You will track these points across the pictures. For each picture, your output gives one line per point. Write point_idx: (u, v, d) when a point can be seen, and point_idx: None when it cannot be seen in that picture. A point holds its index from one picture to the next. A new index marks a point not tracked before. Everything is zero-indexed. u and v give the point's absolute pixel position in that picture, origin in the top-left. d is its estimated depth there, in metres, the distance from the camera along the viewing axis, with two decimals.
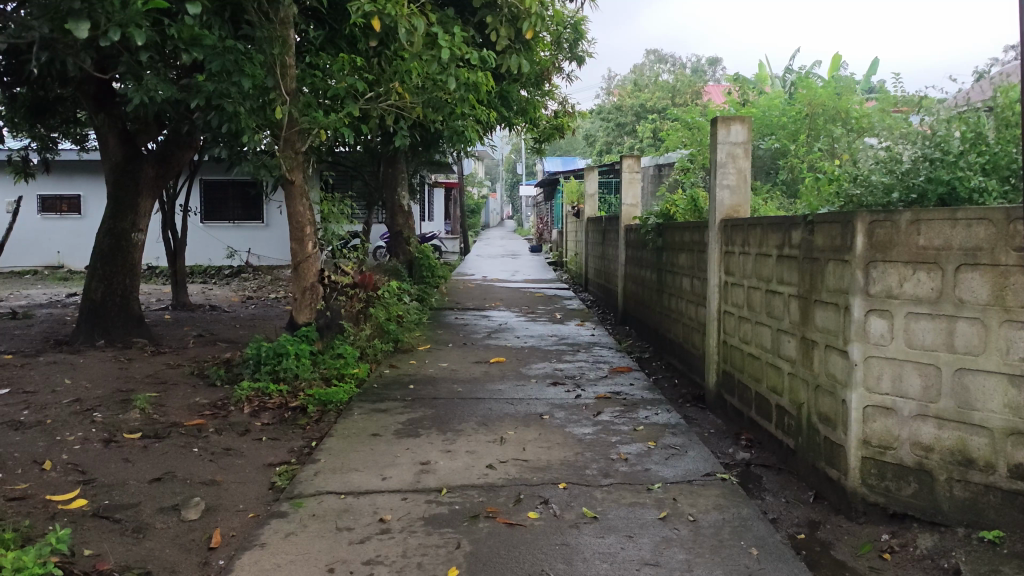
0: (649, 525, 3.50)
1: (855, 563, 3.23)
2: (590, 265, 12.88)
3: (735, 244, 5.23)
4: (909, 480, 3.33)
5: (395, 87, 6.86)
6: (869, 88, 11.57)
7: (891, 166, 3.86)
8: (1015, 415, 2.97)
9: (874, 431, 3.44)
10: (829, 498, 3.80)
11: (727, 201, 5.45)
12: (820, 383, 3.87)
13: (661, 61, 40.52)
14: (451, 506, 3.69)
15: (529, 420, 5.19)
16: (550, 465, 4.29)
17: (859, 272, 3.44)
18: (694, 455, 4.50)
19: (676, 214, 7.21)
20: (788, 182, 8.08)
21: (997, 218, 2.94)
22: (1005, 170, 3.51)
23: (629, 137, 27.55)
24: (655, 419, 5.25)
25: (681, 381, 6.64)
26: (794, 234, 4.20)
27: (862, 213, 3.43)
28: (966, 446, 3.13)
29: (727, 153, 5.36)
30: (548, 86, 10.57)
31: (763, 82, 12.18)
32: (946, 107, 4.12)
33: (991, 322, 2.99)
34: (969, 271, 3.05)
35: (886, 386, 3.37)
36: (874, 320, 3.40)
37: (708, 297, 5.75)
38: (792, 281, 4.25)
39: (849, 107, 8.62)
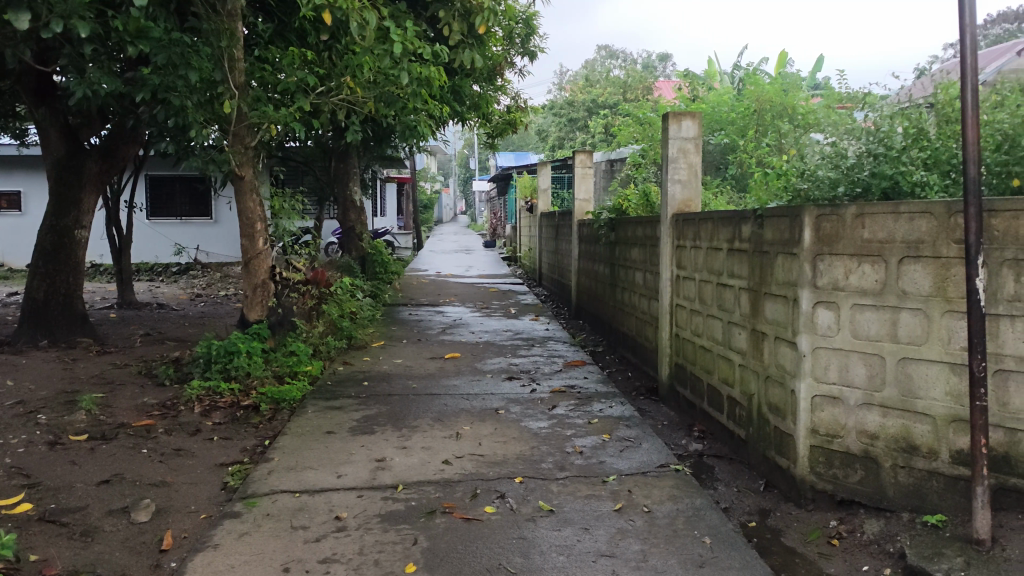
0: (604, 517, 3.54)
1: (805, 549, 3.31)
2: (544, 259, 12.94)
3: (686, 238, 5.30)
4: (855, 467, 3.42)
5: (346, 81, 6.75)
6: (815, 85, 11.87)
7: (837, 161, 3.94)
8: (956, 402, 3.06)
9: (821, 420, 3.52)
10: (778, 486, 3.89)
11: (678, 195, 5.51)
12: (770, 374, 3.95)
13: (611, 57, 40.93)
14: (407, 502, 3.69)
15: (485, 415, 5.19)
16: (506, 459, 4.31)
17: (807, 266, 3.52)
18: (648, 446, 4.56)
19: (628, 208, 7.29)
20: (738, 177, 8.19)
21: (938, 212, 3.03)
22: (945, 164, 3.60)
23: (581, 133, 27.70)
24: (609, 412, 5.30)
25: (634, 375, 6.71)
26: (744, 228, 4.28)
27: (809, 207, 3.50)
28: (909, 433, 3.22)
29: (678, 148, 5.43)
30: (501, 82, 10.58)
31: (712, 79, 12.36)
32: (889, 103, 4.22)
33: (934, 312, 3.08)
34: (912, 264, 3.13)
35: (834, 376, 3.45)
36: (821, 312, 3.48)
37: (660, 290, 5.82)
38: (742, 274, 4.33)
39: (796, 104, 8.82)
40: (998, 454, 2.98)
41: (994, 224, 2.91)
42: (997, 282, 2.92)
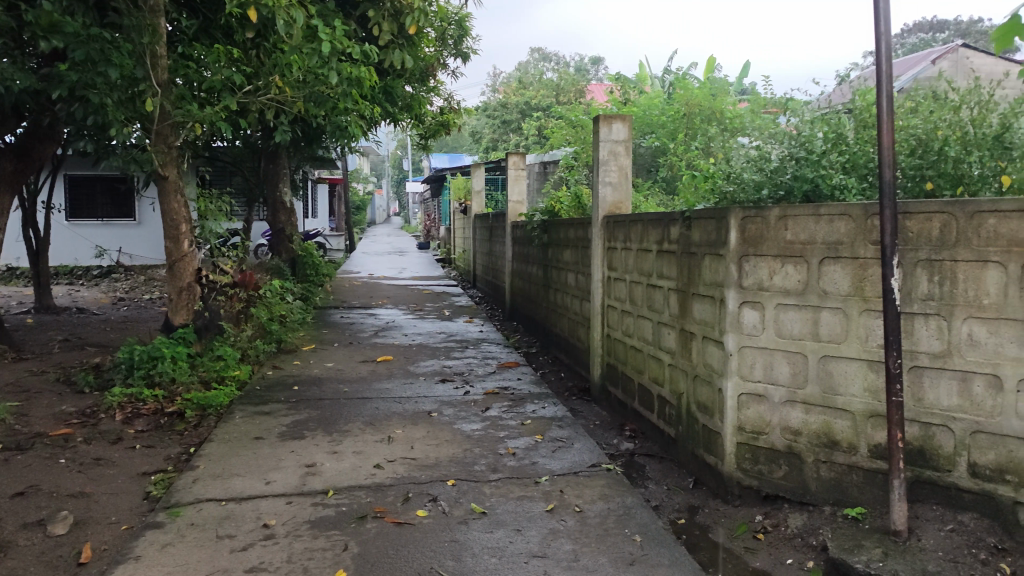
0: (536, 517, 3.55)
1: (731, 544, 3.38)
2: (478, 260, 12.93)
3: (617, 240, 5.36)
4: (779, 463, 3.51)
5: (273, 81, 6.63)
6: (742, 90, 12.13)
7: (761, 164, 4.02)
8: (874, 398, 3.16)
9: (748, 417, 3.61)
10: (706, 483, 3.96)
11: (609, 197, 5.59)
12: (698, 373, 4.02)
13: (544, 58, 41.22)
14: (337, 507, 3.63)
15: (417, 418, 5.16)
16: (439, 462, 4.28)
17: (733, 267, 3.60)
18: (580, 446, 4.59)
19: (560, 210, 7.35)
20: (668, 179, 8.28)
21: (856, 214, 3.13)
22: (863, 169, 3.72)
23: (515, 134, 27.77)
24: (542, 412, 5.33)
25: (567, 375, 6.76)
26: (672, 230, 4.35)
27: (735, 209, 3.58)
28: (830, 429, 3.31)
29: (608, 150, 5.49)
30: (433, 82, 10.51)
31: (643, 82, 12.53)
32: (811, 108, 4.33)
33: (852, 311, 3.18)
34: (832, 264, 3.23)
35: (759, 374, 3.54)
36: (747, 312, 3.56)
37: (592, 292, 5.87)
38: (670, 275, 4.40)
39: (723, 109, 9.22)
40: (914, 448, 3.09)
41: (909, 225, 3.02)
42: (911, 281, 3.03)
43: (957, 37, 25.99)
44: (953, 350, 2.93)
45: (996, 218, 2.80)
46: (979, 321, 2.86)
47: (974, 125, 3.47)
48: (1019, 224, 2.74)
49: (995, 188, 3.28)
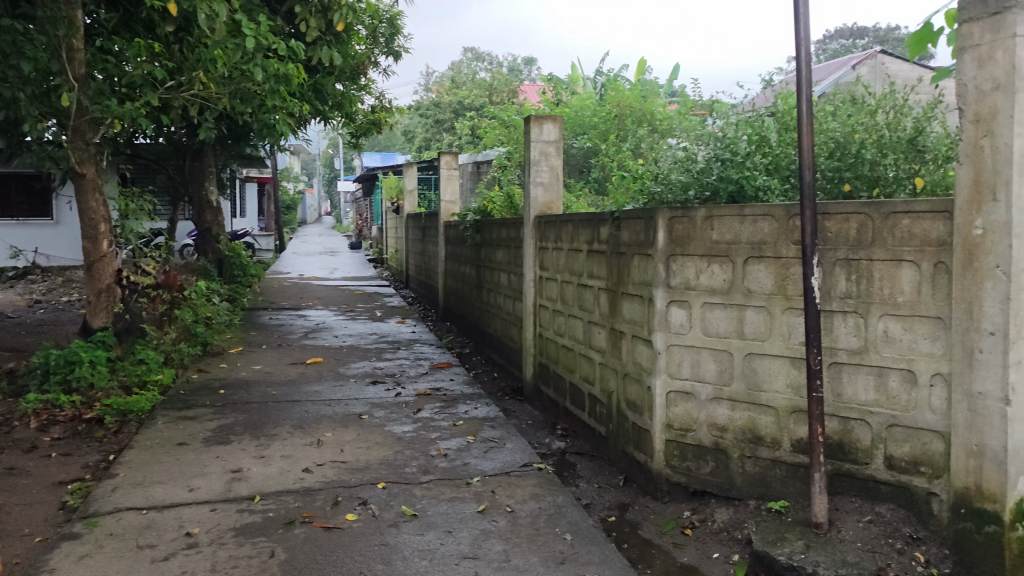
0: (467, 518, 3.54)
1: (660, 541, 3.42)
2: (411, 260, 12.83)
3: (548, 240, 5.38)
4: (706, 459, 3.57)
5: (198, 77, 6.47)
6: (673, 93, 12.33)
7: (688, 165, 4.08)
8: (795, 394, 3.24)
9: (676, 415, 3.66)
10: (636, 480, 4.01)
11: (541, 197, 5.61)
12: (628, 371, 4.06)
13: (477, 58, 41.24)
14: (264, 513, 3.55)
15: (347, 421, 5.09)
16: (369, 465, 4.23)
17: (661, 266, 3.65)
18: (512, 445, 4.60)
19: (492, 210, 7.36)
20: (599, 180, 8.34)
21: (779, 214, 3.21)
22: (785, 170, 3.78)
23: (448, 134, 27.67)
24: (474, 413, 5.32)
25: (500, 375, 6.77)
26: (602, 230, 4.38)
27: (662, 210, 3.63)
28: (755, 424, 3.38)
29: (540, 151, 5.51)
30: (364, 80, 10.37)
31: (575, 83, 12.62)
32: (737, 111, 4.42)
33: (775, 309, 3.26)
34: (756, 263, 3.30)
35: (686, 372, 3.60)
36: (674, 310, 3.62)
37: (525, 292, 5.89)
38: (600, 274, 4.44)
39: (654, 110, 9.32)
40: (834, 442, 3.17)
41: (828, 225, 3.10)
42: (831, 280, 3.11)
43: (876, 44, 26.94)
44: (870, 346, 3.03)
45: (909, 218, 2.90)
46: (894, 319, 2.96)
47: (889, 129, 3.57)
48: (931, 224, 2.85)
49: (908, 189, 3.41)
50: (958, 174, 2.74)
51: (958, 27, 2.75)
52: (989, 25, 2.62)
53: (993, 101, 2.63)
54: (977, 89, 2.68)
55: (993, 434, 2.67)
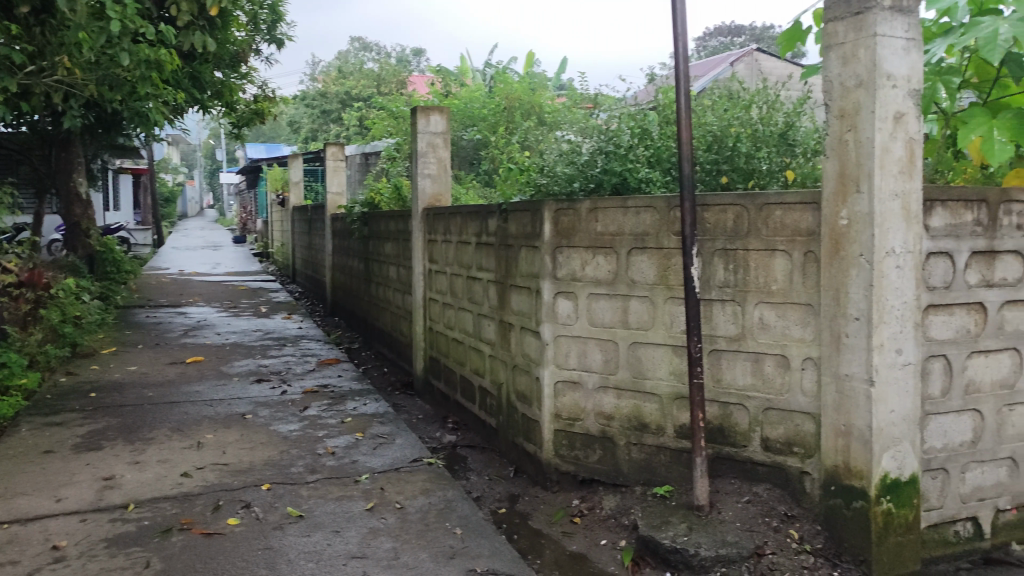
0: (355, 517, 3.47)
1: (550, 530, 3.45)
2: (297, 254, 12.51)
3: (437, 232, 5.34)
4: (594, 447, 3.62)
5: (61, 62, 6.08)
6: (560, 86, 12.46)
7: (573, 157, 4.11)
8: (678, 381, 3.32)
9: (564, 405, 3.70)
10: (526, 471, 4.03)
11: (428, 189, 5.56)
12: (516, 363, 4.08)
13: (365, 49, 40.56)
14: (139, 522, 3.38)
15: (229, 421, 4.92)
16: (253, 466, 4.10)
17: (548, 258, 3.67)
18: (402, 441, 4.54)
19: (380, 202, 7.26)
20: (488, 172, 8.33)
21: (660, 206, 3.27)
22: (667, 162, 3.85)
23: (335, 125, 27.10)
24: (363, 409, 5.23)
25: (390, 370, 6.68)
26: (490, 222, 4.37)
27: (548, 202, 3.65)
28: (639, 412, 3.45)
29: (427, 142, 5.51)
30: (245, 68, 10.00)
31: (464, 75, 12.57)
32: (622, 105, 4.46)
33: (658, 299, 3.33)
34: (639, 255, 3.37)
35: (573, 362, 3.64)
36: (561, 301, 3.65)
37: (413, 285, 5.82)
38: (489, 267, 4.43)
39: (542, 103, 9.44)
40: (714, 426, 3.27)
41: (706, 217, 3.19)
42: (709, 270, 3.20)
43: (752, 42, 28.05)
44: (747, 333, 3.14)
45: (782, 209, 3.01)
46: (768, 306, 3.07)
47: (763, 124, 3.72)
48: (801, 215, 2.97)
49: (781, 182, 3.59)
50: (825, 167, 2.86)
51: (824, 25, 2.87)
52: (852, 23, 2.75)
53: (856, 97, 2.75)
54: (841, 85, 2.80)
55: (860, 414, 2.81)
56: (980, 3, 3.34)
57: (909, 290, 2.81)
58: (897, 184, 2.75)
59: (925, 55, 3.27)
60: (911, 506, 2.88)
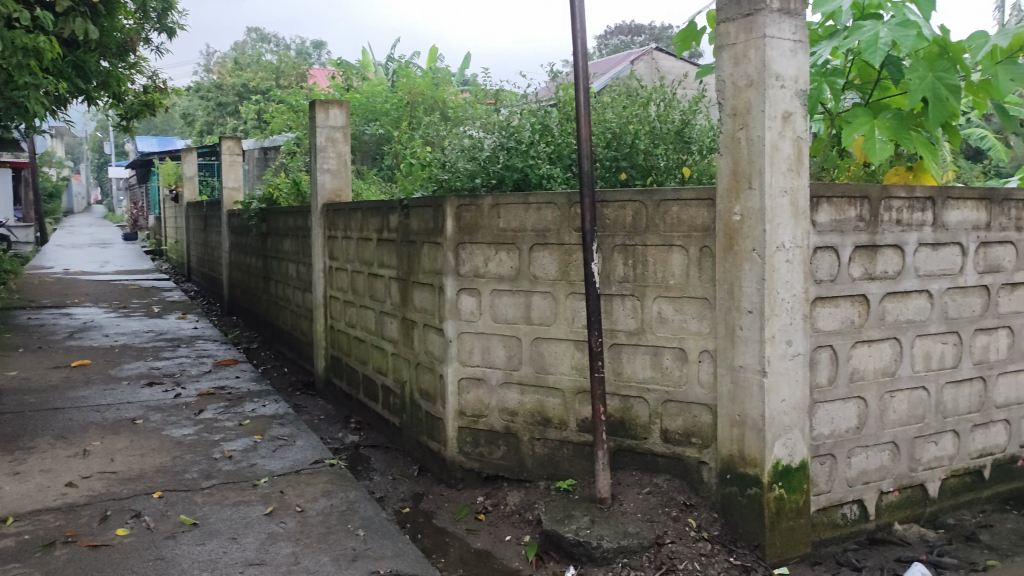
0: (253, 523, 3.36)
1: (454, 528, 3.42)
2: (193, 252, 12.08)
3: (337, 229, 5.23)
4: (498, 444, 3.62)
5: None
6: (463, 81, 12.41)
7: (474, 153, 4.09)
8: (580, 375, 3.36)
9: (468, 402, 3.68)
10: (431, 469, 4.00)
11: (328, 184, 5.45)
12: (420, 360, 4.04)
13: (262, 40, 39.47)
14: (18, 537, 3.19)
15: (118, 427, 4.69)
16: (143, 474, 3.92)
17: (450, 254, 3.64)
18: (303, 442, 4.44)
19: (278, 198, 7.08)
20: (390, 168, 8.22)
21: (560, 203, 3.29)
22: (567, 159, 3.87)
23: (231, 118, 26.26)
24: (262, 411, 5.08)
25: (290, 370, 6.52)
26: (391, 218, 4.31)
27: (449, 198, 3.61)
28: (542, 407, 3.47)
29: (326, 137, 5.43)
30: (134, 57, 9.56)
31: (365, 69, 12.40)
32: (522, 101, 4.47)
33: (560, 294, 3.35)
34: (541, 251, 3.38)
35: (477, 359, 3.62)
36: (464, 298, 3.63)
37: (314, 283, 5.70)
38: (390, 264, 4.37)
39: (445, 99, 9.34)
40: (615, 420, 3.32)
41: (606, 213, 3.23)
42: (610, 265, 3.24)
43: (652, 41, 28.62)
44: (646, 328, 3.19)
45: (678, 205, 3.08)
46: (666, 300, 3.14)
47: (660, 121, 3.79)
48: (697, 211, 3.04)
49: (678, 178, 3.68)
50: (719, 164, 2.94)
51: (716, 26, 2.94)
52: (743, 25, 2.82)
53: (747, 97, 2.83)
54: (733, 85, 2.88)
55: (753, 404, 2.89)
56: (862, 8, 3.49)
57: (798, 283, 2.91)
58: (786, 181, 2.84)
59: (812, 57, 3.40)
60: (801, 491, 2.98)
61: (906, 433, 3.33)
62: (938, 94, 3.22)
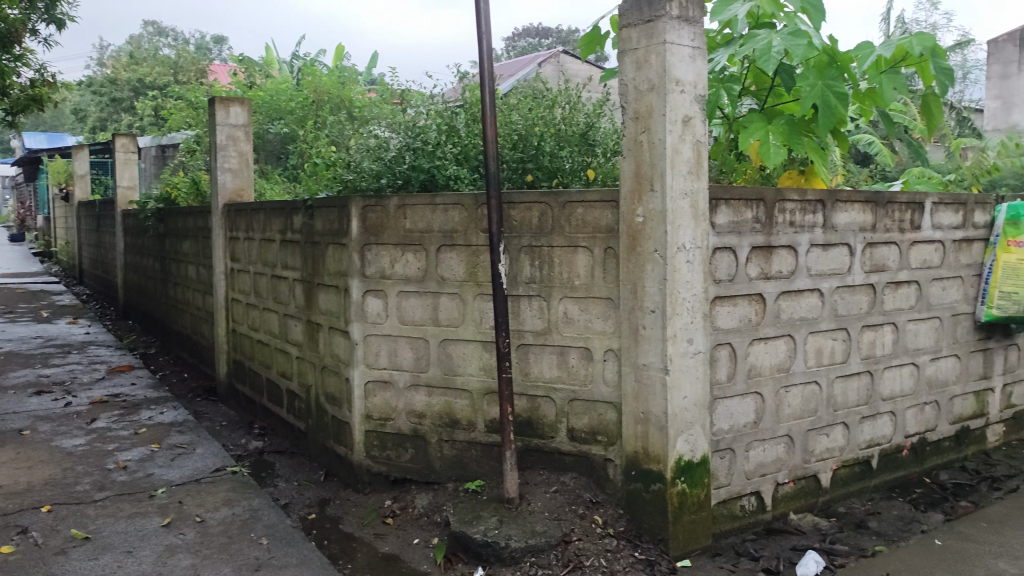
0: (149, 535, 3.24)
1: (361, 533, 3.38)
2: (85, 254, 11.55)
3: (239, 229, 5.10)
4: (406, 446, 3.59)
5: None
6: (370, 80, 12.25)
7: (380, 153, 4.05)
8: (488, 376, 3.37)
9: (375, 405, 3.64)
10: (337, 474, 3.94)
11: (230, 184, 5.31)
12: (325, 363, 3.97)
13: (159, 33, 38.07)
14: None
15: (3, 439, 4.44)
16: (31, 487, 3.72)
17: (355, 255, 3.59)
18: (203, 450, 4.30)
19: (177, 197, 6.85)
20: (296, 167, 8.06)
21: (467, 204, 3.30)
22: (474, 160, 3.87)
23: (127, 114, 25.23)
24: (160, 418, 4.90)
25: (190, 375, 6.31)
26: (294, 219, 4.23)
27: (354, 199, 3.56)
28: (450, 409, 3.46)
29: (227, 135, 5.29)
30: (20, 49, 9.05)
31: (269, 66, 12.13)
32: (429, 100, 4.44)
33: (467, 295, 3.36)
34: (448, 252, 3.38)
35: (384, 361, 3.59)
36: (370, 300, 3.59)
37: (215, 285, 5.53)
38: (294, 265, 4.28)
39: (351, 98, 9.12)
40: (523, 419, 3.34)
41: (513, 214, 3.25)
42: (516, 266, 3.26)
43: (558, 44, 28.95)
44: (552, 328, 3.23)
45: (583, 207, 3.13)
46: (572, 300, 3.18)
47: (565, 123, 3.84)
48: (601, 212, 3.10)
49: (582, 180, 3.75)
50: (622, 166, 3.00)
51: (619, 31, 3.00)
52: (644, 30, 2.89)
53: (649, 101, 2.89)
54: (636, 89, 2.94)
55: (656, 402, 2.96)
56: (756, 17, 3.62)
57: (698, 283, 2.99)
58: (687, 183, 2.91)
59: (709, 63, 3.50)
60: (702, 485, 3.07)
61: (799, 427, 3.46)
62: (827, 100, 3.36)
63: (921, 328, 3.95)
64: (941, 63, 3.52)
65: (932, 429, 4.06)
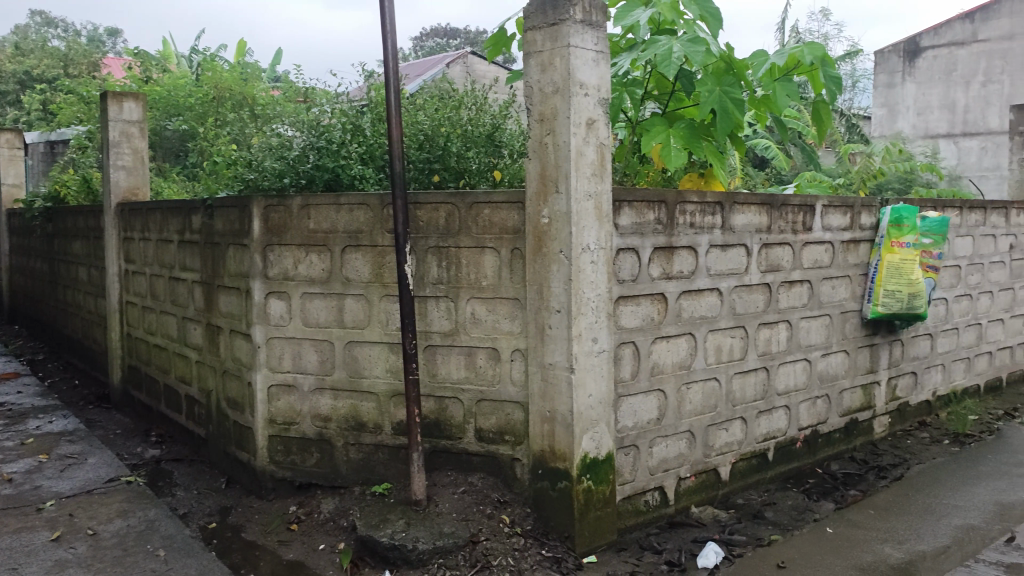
0: (37, 550, 3.08)
1: (265, 540, 3.30)
2: None
3: (133, 229, 4.90)
4: (311, 451, 3.52)
5: None
6: (274, 78, 11.99)
7: (282, 152, 3.97)
8: (395, 378, 3.34)
9: (278, 409, 3.56)
10: (239, 481, 3.83)
11: (123, 182, 5.11)
12: (226, 367, 3.85)
13: (48, 23, 36.20)
14: None
15: None
16: None
17: (257, 256, 3.51)
18: (96, 460, 4.11)
19: (67, 196, 6.54)
20: (196, 166, 7.81)
21: (373, 204, 3.26)
22: (380, 160, 3.84)
23: (12, 108, 23.86)
24: (49, 428, 4.66)
25: (82, 381, 6.02)
26: (193, 219, 4.09)
27: (256, 198, 3.47)
28: (356, 411, 3.42)
29: (120, 132, 5.08)
30: None
31: (167, 60, 11.69)
32: (333, 99, 4.38)
33: (373, 297, 3.32)
34: (353, 253, 3.34)
35: (287, 364, 3.51)
36: (272, 302, 3.51)
37: (108, 288, 5.30)
38: (193, 266, 4.15)
39: (255, 94, 8.79)
40: (430, 421, 3.32)
41: (419, 215, 3.23)
42: (423, 267, 3.25)
43: (467, 45, 28.98)
44: (460, 328, 3.22)
45: (489, 208, 3.14)
46: (479, 301, 3.18)
47: (471, 124, 3.84)
48: (508, 213, 3.12)
49: (489, 181, 3.76)
50: (528, 167, 3.02)
51: (524, 33, 3.01)
52: (549, 33, 2.92)
53: (553, 103, 2.93)
54: (541, 91, 2.97)
55: (562, 401, 3.00)
56: (657, 23, 3.71)
57: (602, 283, 3.05)
58: (590, 185, 2.96)
59: (613, 67, 3.57)
60: (607, 482, 3.12)
61: (700, 422, 3.57)
62: (724, 106, 3.47)
63: (813, 325, 4.12)
64: (830, 71, 3.68)
65: (824, 421, 4.24)
